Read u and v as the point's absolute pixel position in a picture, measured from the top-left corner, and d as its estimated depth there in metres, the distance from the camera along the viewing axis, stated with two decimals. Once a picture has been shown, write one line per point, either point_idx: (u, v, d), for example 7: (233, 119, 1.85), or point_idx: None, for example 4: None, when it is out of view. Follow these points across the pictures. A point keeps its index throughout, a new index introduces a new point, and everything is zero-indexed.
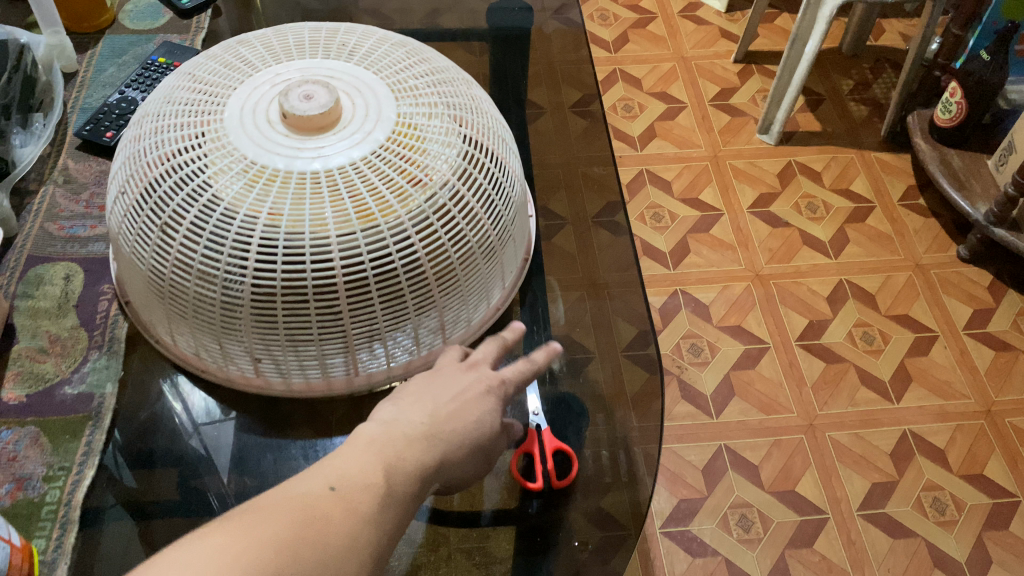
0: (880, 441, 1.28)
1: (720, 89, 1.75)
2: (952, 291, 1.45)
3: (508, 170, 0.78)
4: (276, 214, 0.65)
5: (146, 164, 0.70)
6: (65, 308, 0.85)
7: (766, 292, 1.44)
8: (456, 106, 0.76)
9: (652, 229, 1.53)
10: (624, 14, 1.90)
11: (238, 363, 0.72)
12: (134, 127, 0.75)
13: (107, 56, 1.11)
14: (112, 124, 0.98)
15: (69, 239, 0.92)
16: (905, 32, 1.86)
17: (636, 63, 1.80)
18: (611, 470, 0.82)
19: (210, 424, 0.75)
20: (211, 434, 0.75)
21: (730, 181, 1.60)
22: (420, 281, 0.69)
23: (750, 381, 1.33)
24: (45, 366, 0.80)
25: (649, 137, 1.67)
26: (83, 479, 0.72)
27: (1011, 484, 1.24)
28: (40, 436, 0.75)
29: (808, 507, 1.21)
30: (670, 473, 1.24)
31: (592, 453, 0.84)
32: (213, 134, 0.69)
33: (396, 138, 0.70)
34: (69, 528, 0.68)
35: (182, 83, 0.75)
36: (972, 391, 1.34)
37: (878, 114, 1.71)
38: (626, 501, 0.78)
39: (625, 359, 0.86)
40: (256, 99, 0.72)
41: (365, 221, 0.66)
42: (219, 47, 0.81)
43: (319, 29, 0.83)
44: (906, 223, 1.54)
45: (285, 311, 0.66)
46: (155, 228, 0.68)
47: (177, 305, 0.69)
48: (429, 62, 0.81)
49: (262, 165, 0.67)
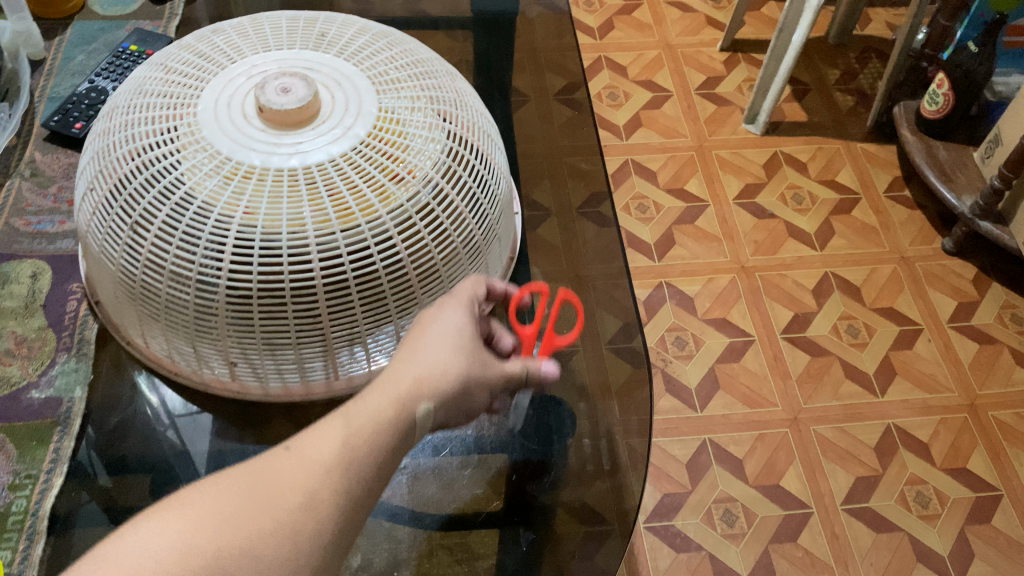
0: (863, 434, 1.27)
1: (705, 77, 1.73)
2: (936, 283, 1.44)
3: (493, 167, 0.76)
4: (251, 212, 0.63)
5: (116, 159, 0.67)
6: (32, 308, 0.82)
7: (751, 284, 1.43)
8: (440, 100, 0.74)
9: (637, 220, 1.51)
10: (609, 0, 1.87)
11: (213, 366, 0.70)
12: (103, 119, 0.72)
13: (76, 44, 1.08)
14: (80, 114, 0.95)
15: (35, 234, 0.89)
16: (890, 22, 1.85)
17: (621, 50, 1.77)
18: (592, 457, 0.79)
19: (186, 416, 0.74)
20: (188, 425, 0.73)
21: (715, 172, 1.58)
22: (402, 282, 0.67)
23: (735, 375, 1.32)
24: (11, 370, 0.77)
25: (634, 126, 1.64)
26: (51, 487, 0.69)
27: (993, 477, 1.24)
28: (5, 444, 0.72)
29: (792, 501, 1.20)
30: (654, 468, 1.23)
31: (574, 442, 0.81)
32: (186, 128, 0.67)
33: (378, 133, 0.68)
34: (37, 538, 0.66)
35: (154, 74, 0.73)
36: (955, 384, 1.33)
37: (864, 104, 1.70)
38: (607, 486, 0.77)
39: (609, 353, 0.84)
40: (231, 91, 0.70)
41: (344, 221, 0.64)
42: (192, 36, 0.78)
43: (298, 17, 0.81)
44: (891, 215, 1.53)
45: (262, 315, 0.64)
46: (125, 227, 0.65)
47: (149, 307, 0.67)
48: (412, 54, 0.78)
49: (237, 160, 0.65)
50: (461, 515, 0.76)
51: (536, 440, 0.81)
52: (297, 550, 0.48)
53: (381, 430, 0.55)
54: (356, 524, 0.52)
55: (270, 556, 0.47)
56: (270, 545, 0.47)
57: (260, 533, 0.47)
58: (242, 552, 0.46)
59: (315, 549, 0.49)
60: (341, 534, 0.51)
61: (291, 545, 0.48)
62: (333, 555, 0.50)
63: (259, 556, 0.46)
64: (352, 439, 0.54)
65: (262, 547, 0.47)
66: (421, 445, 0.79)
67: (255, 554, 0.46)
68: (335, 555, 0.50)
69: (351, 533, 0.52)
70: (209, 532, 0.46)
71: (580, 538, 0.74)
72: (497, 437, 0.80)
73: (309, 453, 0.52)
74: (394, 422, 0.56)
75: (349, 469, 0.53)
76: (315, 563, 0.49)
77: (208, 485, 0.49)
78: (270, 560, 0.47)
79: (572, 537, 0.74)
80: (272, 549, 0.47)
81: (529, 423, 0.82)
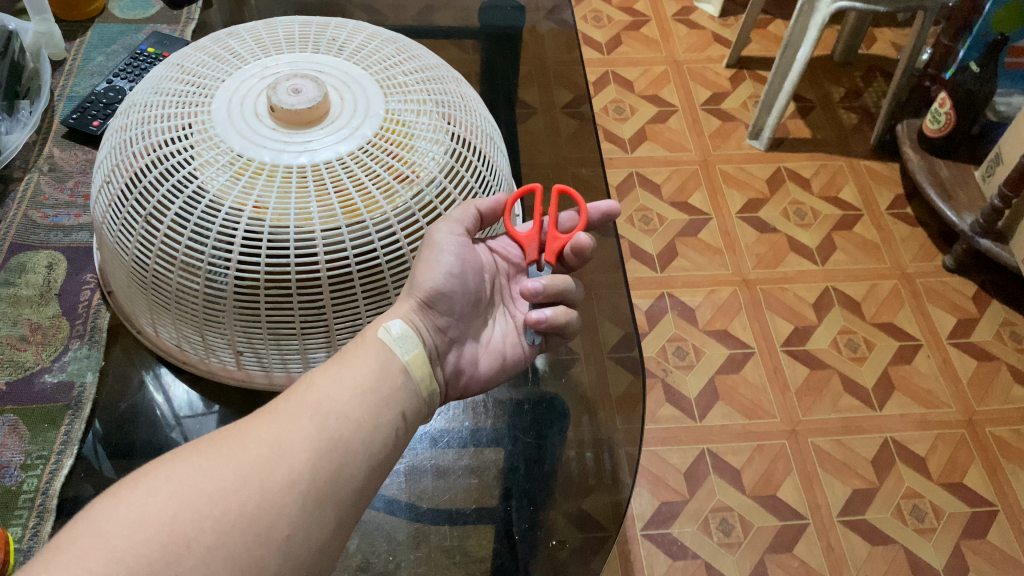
0: (861, 447, 1.28)
1: (711, 93, 1.75)
2: (936, 299, 1.46)
3: (495, 169, 0.79)
4: (261, 206, 0.65)
5: (132, 154, 0.70)
6: (47, 296, 0.85)
7: (752, 296, 1.45)
8: (446, 104, 0.76)
9: (641, 231, 1.53)
10: (617, 16, 1.90)
11: (221, 355, 0.73)
12: (120, 117, 0.75)
13: (96, 45, 1.11)
14: (98, 113, 0.99)
15: (52, 227, 0.92)
16: (896, 41, 1.87)
17: (628, 65, 1.80)
18: (593, 470, 0.80)
19: (191, 418, 0.75)
20: (192, 428, 0.74)
21: (719, 186, 1.60)
22: (404, 277, 0.69)
23: (734, 386, 1.34)
24: (26, 355, 0.80)
25: (639, 139, 1.67)
26: (61, 468, 0.72)
27: (990, 493, 1.25)
28: (19, 424, 0.75)
29: (788, 512, 1.21)
30: (652, 475, 1.24)
31: (575, 453, 0.82)
32: (201, 126, 0.69)
33: (385, 134, 0.71)
34: (45, 517, 0.69)
35: (171, 73, 0.75)
36: (954, 400, 1.34)
37: (868, 121, 1.72)
38: (607, 501, 0.77)
39: (610, 361, 0.86)
40: (244, 91, 0.72)
41: (350, 217, 0.66)
42: (208, 39, 0.81)
43: (310, 22, 0.83)
44: (892, 231, 1.55)
45: (268, 304, 0.67)
46: (139, 220, 0.68)
47: (160, 296, 0.69)
48: (419, 59, 0.81)
49: (248, 157, 0.67)
50: (457, 510, 0.77)
51: (532, 433, 0.84)
52: (263, 506, 0.50)
53: (346, 376, 0.59)
54: (345, 467, 0.54)
55: (234, 517, 0.49)
56: (232, 506, 0.49)
57: (222, 493, 0.49)
58: (201, 516, 0.48)
59: (287, 500, 0.51)
60: (320, 483, 0.52)
61: (256, 503, 0.50)
62: (313, 504, 0.52)
63: (220, 516, 0.48)
64: (314, 393, 0.57)
65: (225, 509, 0.49)
66: (419, 437, 0.81)
67: (217, 516, 0.48)
68: (317, 504, 0.52)
69: (340, 480, 0.53)
70: (168, 499, 0.48)
71: (578, 542, 0.75)
72: (494, 431, 0.83)
73: (275, 411, 0.55)
74: (356, 359, 0.60)
75: (318, 416, 0.55)
76: (291, 515, 0.50)
77: (176, 457, 0.52)
78: (234, 519, 0.49)
79: (569, 542, 0.75)
80: (237, 509, 0.49)
81: (525, 416, 0.85)
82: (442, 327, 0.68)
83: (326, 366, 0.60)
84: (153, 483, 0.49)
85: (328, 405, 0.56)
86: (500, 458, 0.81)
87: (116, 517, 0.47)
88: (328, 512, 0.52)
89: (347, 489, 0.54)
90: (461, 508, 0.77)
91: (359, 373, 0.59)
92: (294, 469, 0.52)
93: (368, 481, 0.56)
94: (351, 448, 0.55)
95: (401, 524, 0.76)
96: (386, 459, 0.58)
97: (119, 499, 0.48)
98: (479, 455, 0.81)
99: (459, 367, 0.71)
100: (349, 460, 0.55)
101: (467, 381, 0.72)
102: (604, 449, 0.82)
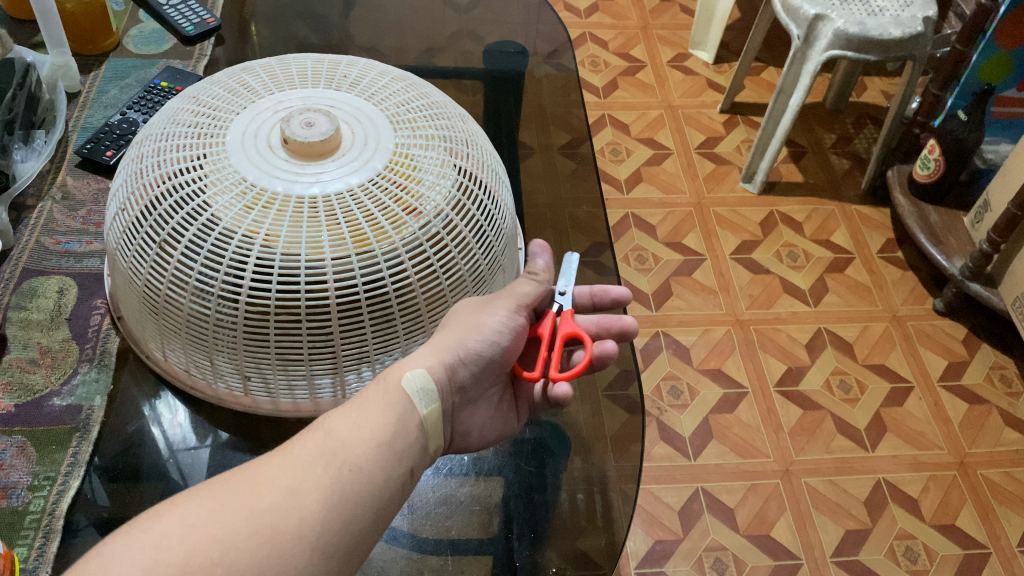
0: (855, 488, 1.29)
1: (705, 137, 1.79)
2: (927, 343, 1.47)
3: (501, 204, 0.82)
4: (272, 236, 0.68)
5: (146, 184, 0.73)
6: (57, 320, 0.87)
7: (745, 337, 1.46)
8: (452, 139, 0.80)
9: (635, 270, 1.55)
10: (614, 61, 1.94)
11: (228, 380, 0.75)
12: (136, 147, 0.78)
13: (110, 79, 1.15)
14: (111, 143, 1.02)
15: (64, 253, 0.94)
16: (885, 90, 1.91)
17: (625, 109, 1.84)
18: (585, 512, 0.81)
19: (186, 451, 0.76)
20: (186, 460, 0.75)
21: (712, 228, 1.63)
22: (411, 308, 0.72)
23: (728, 426, 1.35)
24: (35, 378, 0.81)
25: (635, 181, 1.70)
26: (68, 489, 0.73)
27: (982, 536, 1.25)
28: (26, 445, 0.76)
29: (782, 552, 1.21)
30: (647, 514, 1.24)
31: (567, 495, 0.82)
32: (215, 156, 0.73)
33: (393, 166, 0.74)
34: (52, 537, 0.69)
35: (185, 106, 0.79)
36: (945, 442, 1.35)
37: (858, 167, 1.75)
38: (602, 542, 0.79)
39: (605, 399, 0.88)
40: (258, 124, 0.76)
41: (359, 246, 0.69)
42: (223, 73, 0.84)
43: (322, 59, 0.87)
44: (884, 275, 1.57)
45: (278, 330, 0.69)
46: (152, 246, 0.71)
47: (171, 321, 0.72)
48: (427, 96, 0.84)
49: (261, 187, 0.70)
50: (462, 538, 0.77)
51: (532, 462, 0.84)
52: (273, 556, 0.51)
53: (363, 425, 0.60)
54: (352, 517, 0.55)
55: (243, 565, 0.50)
56: (242, 556, 0.50)
57: (234, 541, 0.50)
58: (213, 562, 0.49)
59: (296, 550, 0.52)
60: (329, 535, 0.53)
61: (266, 553, 0.51)
62: (320, 556, 0.53)
63: (230, 565, 0.49)
64: (331, 441, 0.58)
65: (236, 557, 0.50)
66: None
67: (227, 564, 0.49)
68: (323, 556, 0.53)
69: (347, 532, 0.55)
70: (179, 543, 0.49)
71: None
72: (494, 460, 0.83)
73: (290, 457, 0.56)
74: (374, 411, 0.61)
75: (334, 465, 0.57)
76: (298, 566, 0.51)
77: (189, 500, 0.53)
78: (243, 567, 0.50)
79: None
80: (247, 557, 0.50)
81: (526, 446, 0.85)
82: (461, 382, 0.70)
83: (343, 413, 0.61)
84: (166, 526, 0.50)
85: (343, 454, 0.58)
86: (499, 486, 0.81)
87: (129, 559, 0.48)
88: (336, 564, 0.54)
89: (353, 541, 0.55)
90: (464, 537, 0.77)
91: (375, 425, 0.61)
92: (305, 518, 0.53)
93: (375, 531, 0.57)
94: (360, 500, 0.56)
95: (400, 553, 0.75)
96: (392, 511, 0.59)
97: (131, 540, 0.49)
98: (480, 484, 0.81)
99: (467, 422, 0.76)
100: (357, 513, 0.56)
101: (473, 439, 0.77)
102: (599, 491, 0.82)
